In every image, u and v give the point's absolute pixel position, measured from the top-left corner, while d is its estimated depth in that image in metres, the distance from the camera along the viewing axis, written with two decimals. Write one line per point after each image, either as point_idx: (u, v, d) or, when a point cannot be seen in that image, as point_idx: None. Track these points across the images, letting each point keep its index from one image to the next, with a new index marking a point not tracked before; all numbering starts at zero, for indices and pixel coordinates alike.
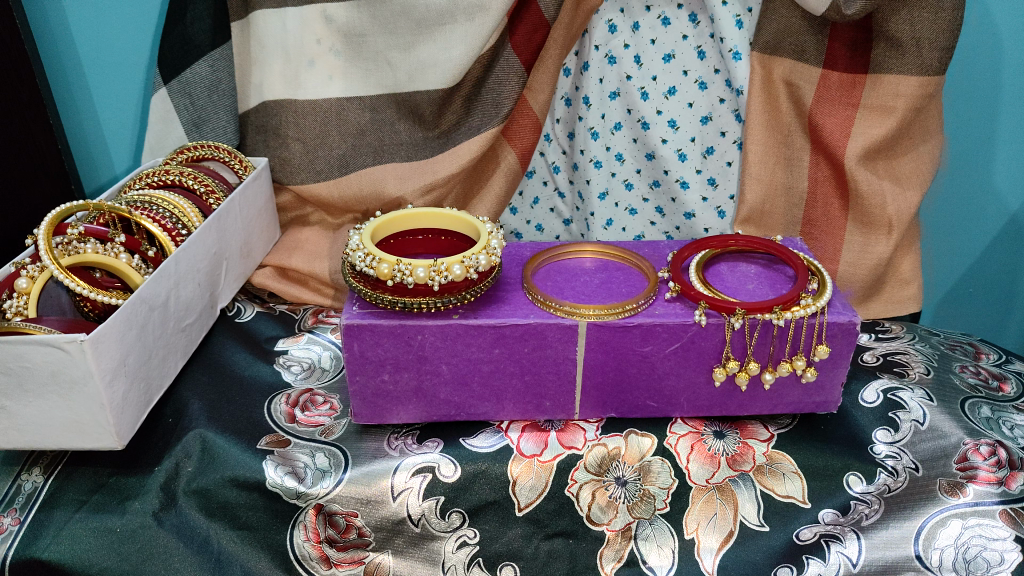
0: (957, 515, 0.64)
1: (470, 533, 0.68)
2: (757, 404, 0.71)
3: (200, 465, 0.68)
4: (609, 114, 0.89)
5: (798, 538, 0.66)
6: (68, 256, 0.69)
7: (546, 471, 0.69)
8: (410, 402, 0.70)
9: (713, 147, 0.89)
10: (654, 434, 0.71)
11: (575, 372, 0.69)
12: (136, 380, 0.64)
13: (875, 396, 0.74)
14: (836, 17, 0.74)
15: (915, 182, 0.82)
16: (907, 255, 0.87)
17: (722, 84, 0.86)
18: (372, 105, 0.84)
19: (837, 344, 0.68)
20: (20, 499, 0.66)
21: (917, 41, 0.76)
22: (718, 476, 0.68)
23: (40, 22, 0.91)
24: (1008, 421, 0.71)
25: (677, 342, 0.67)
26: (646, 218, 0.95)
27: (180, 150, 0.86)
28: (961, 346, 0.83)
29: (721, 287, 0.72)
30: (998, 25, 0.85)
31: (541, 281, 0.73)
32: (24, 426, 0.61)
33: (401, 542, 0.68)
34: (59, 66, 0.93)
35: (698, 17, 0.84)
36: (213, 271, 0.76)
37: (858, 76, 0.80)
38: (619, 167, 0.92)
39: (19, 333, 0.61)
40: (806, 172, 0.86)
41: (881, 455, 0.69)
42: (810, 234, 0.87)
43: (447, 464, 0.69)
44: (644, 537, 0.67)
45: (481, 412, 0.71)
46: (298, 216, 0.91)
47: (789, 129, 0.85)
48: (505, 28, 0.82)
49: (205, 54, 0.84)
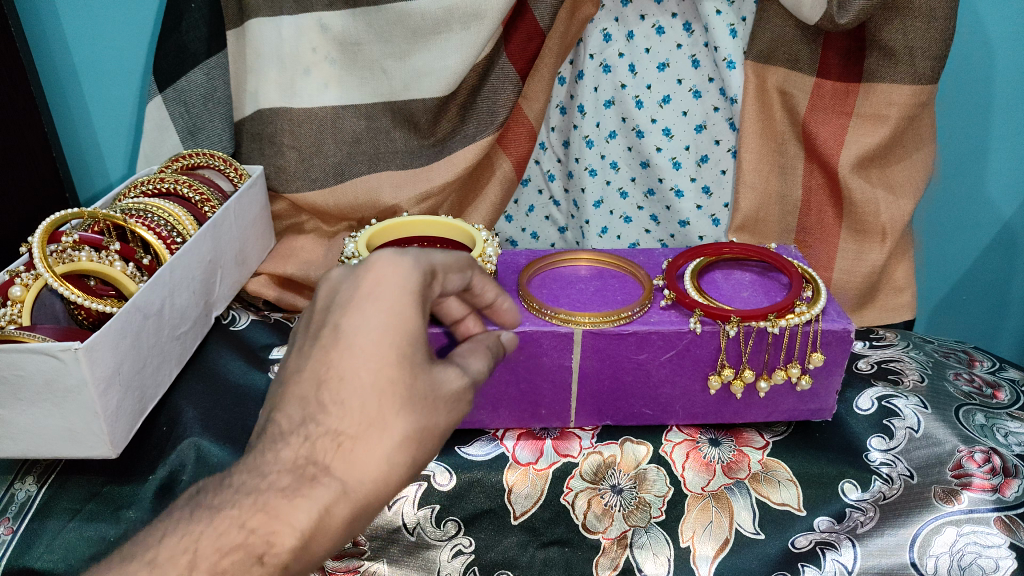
0: (952, 522, 0.63)
1: (466, 542, 0.68)
2: (752, 411, 0.72)
3: (195, 474, 0.68)
4: (603, 122, 0.90)
5: (794, 546, 0.66)
6: (63, 264, 0.69)
7: (549, 316, 0.66)
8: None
9: (708, 155, 0.90)
10: (649, 442, 0.71)
11: (570, 380, 0.69)
12: (130, 390, 0.64)
13: (870, 404, 0.74)
14: (829, 26, 0.75)
15: (909, 190, 0.83)
16: (901, 263, 0.87)
17: (716, 93, 0.87)
18: (367, 113, 0.85)
19: (832, 351, 0.68)
20: (13, 508, 0.65)
21: (910, 50, 0.75)
22: (714, 484, 0.68)
23: (34, 28, 0.90)
24: (1003, 428, 0.71)
25: (672, 349, 0.67)
26: (641, 226, 0.96)
27: (175, 158, 0.86)
28: (955, 353, 0.83)
29: (715, 295, 0.73)
30: (991, 35, 0.85)
31: (535, 290, 0.73)
32: (19, 434, 0.61)
33: (397, 551, 0.67)
34: (54, 75, 0.93)
35: (693, 26, 0.84)
36: (207, 279, 0.76)
37: (852, 84, 0.80)
38: (614, 175, 0.93)
39: (13, 341, 0.61)
40: (799, 180, 0.86)
41: (876, 463, 0.68)
42: (805, 242, 0.88)
43: (442, 472, 0.68)
44: (639, 545, 0.67)
45: (476, 420, 0.72)
46: (293, 224, 0.92)
47: (783, 137, 0.85)
48: (501, 36, 0.82)
49: (200, 62, 0.84)
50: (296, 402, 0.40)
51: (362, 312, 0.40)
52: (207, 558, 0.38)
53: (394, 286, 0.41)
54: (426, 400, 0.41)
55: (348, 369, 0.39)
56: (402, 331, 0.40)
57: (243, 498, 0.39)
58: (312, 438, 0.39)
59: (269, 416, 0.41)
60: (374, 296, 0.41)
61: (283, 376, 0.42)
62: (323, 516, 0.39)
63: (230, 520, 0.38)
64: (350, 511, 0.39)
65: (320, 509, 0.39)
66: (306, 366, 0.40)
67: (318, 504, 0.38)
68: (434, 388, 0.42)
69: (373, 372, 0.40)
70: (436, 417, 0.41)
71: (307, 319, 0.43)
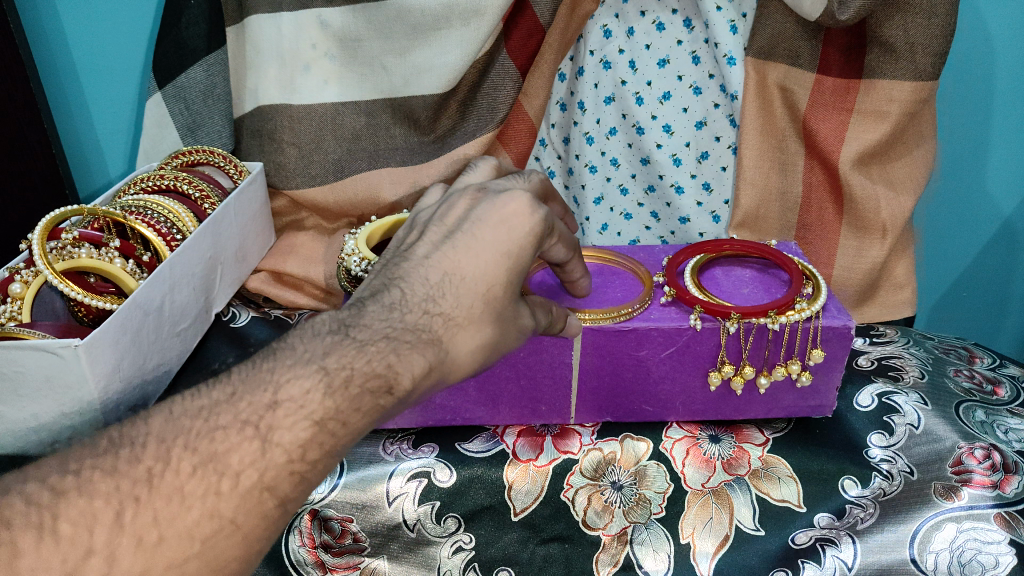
0: (952, 518, 0.63)
1: (466, 538, 0.67)
2: (752, 407, 0.72)
3: None
4: (603, 119, 0.90)
5: (794, 542, 0.65)
6: (63, 261, 0.69)
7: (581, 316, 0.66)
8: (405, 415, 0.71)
9: (708, 152, 0.90)
10: (649, 439, 0.71)
11: (571, 376, 0.69)
12: (130, 386, 0.64)
13: (870, 401, 0.74)
14: (830, 22, 0.74)
15: (910, 187, 0.83)
16: (901, 259, 0.87)
17: (717, 89, 0.87)
18: (367, 110, 0.84)
19: (832, 348, 0.68)
20: None
21: (911, 46, 0.75)
22: (714, 480, 0.68)
23: (33, 25, 0.90)
24: (1003, 425, 0.71)
25: (672, 346, 0.67)
26: (641, 222, 0.96)
27: (174, 154, 0.85)
28: (956, 350, 0.83)
29: (715, 291, 0.73)
30: (993, 31, 0.85)
31: (536, 286, 0.72)
32: (20, 431, 0.61)
33: (397, 548, 0.67)
34: (54, 71, 0.93)
35: (693, 22, 0.84)
36: (207, 275, 0.76)
37: (853, 81, 0.80)
38: (614, 171, 0.93)
39: (13, 338, 0.61)
40: (800, 177, 0.86)
41: (876, 459, 0.68)
42: (805, 239, 0.88)
43: (442, 468, 0.69)
44: (639, 541, 0.66)
45: (476, 417, 0.72)
46: (293, 220, 0.92)
47: (784, 133, 0.85)
48: (501, 32, 0.81)
49: (200, 58, 0.85)
50: (422, 281, 0.48)
51: (494, 232, 0.50)
52: (355, 377, 0.43)
53: (524, 228, 0.50)
54: (509, 321, 0.51)
55: (466, 277, 0.48)
56: (518, 264, 0.50)
57: (369, 347, 0.44)
58: (430, 315, 0.47)
59: (395, 281, 0.48)
60: (510, 225, 0.50)
61: (410, 256, 0.49)
62: (429, 372, 0.46)
63: (370, 351, 0.44)
64: (435, 376, 0.47)
65: (429, 365, 0.46)
66: (435, 255, 0.49)
67: (428, 361, 0.46)
68: (516, 318, 0.51)
69: (486, 284, 0.48)
70: (508, 338, 0.51)
71: (444, 216, 0.52)
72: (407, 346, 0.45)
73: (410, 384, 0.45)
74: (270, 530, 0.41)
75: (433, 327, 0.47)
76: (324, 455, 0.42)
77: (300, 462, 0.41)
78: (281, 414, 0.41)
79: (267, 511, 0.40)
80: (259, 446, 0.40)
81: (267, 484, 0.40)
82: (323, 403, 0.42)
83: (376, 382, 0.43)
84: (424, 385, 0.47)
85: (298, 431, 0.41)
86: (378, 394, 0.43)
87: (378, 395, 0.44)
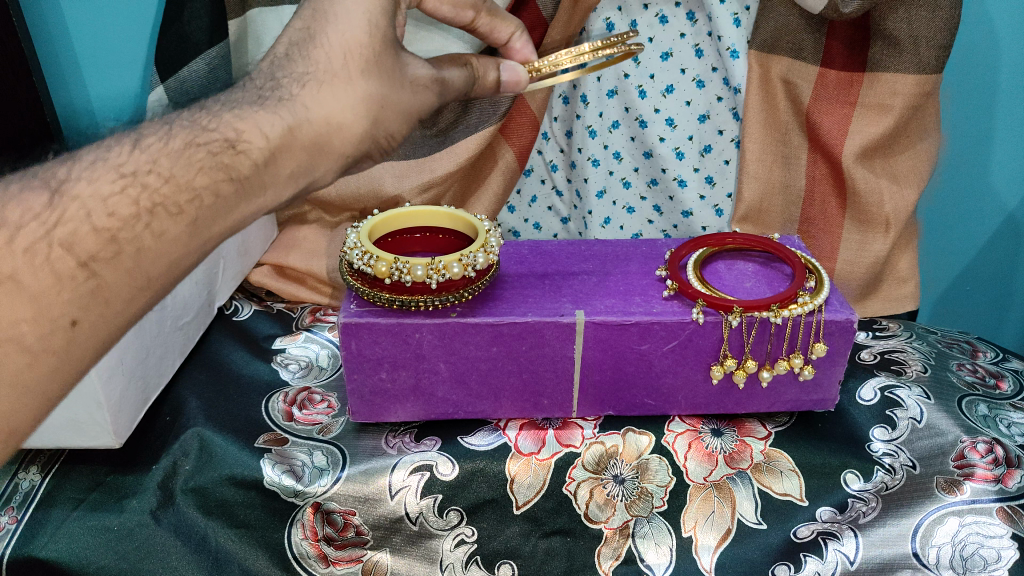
0: (954, 512, 0.62)
1: (468, 531, 0.68)
2: (755, 401, 0.71)
3: (197, 464, 0.68)
4: (607, 112, 0.90)
5: (796, 536, 0.65)
6: None
7: (528, 71, 0.61)
8: (384, 336, 0.66)
9: (712, 145, 0.90)
10: (652, 433, 0.71)
11: (573, 370, 0.69)
12: (133, 381, 0.69)
13: (873, 395, 0.74)
14: (834, 16, 0.74)
15: (913, 180, 0.82)
16: (905, 253, 0.87)
17: (720, 83, 0.87)
18: None
19: (836, 342, 0.68)
20: (17, 498, 0.65)
21: (915, 39, 0.75)
22: (717, 474, 0.68)
23: (38, 23, 0.91)
24: (1005, 419, 0.71)
25: (675, 340, 0.67)
26: (644, 216, 0.96)
27: None
28: (959, 344, 0.83)
29: (718, 286, 0.72)
30: (997, 23, 0.85)
31: (504, 257, 0.77)
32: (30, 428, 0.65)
33: (399, 541, 0.67)
34: (54, 61, 0.93)
35: (695, 15, 0.84)
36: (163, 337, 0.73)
37: (855, 74, 0.80)
38: (617, 165, 0.93)
39: None
40: (804, 170, 0.86)
41: (878, 453, 0.69)
42: (809, 232, 0.88)
43: (445, 462, 0.69)
44: (641, 535, 0.66)
45: (479, 411, 0.71)
46: (297, 214, 0.93)
47: (787, 127, 0.84)
48: None
49: (203, 52, 0.84)
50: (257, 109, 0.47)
51: None
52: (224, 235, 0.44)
53: None
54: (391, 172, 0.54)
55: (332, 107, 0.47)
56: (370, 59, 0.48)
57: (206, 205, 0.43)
58: (281, 84, 0.47)
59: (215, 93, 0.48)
60: (353, 10, 0.48)
61: None
62: (288, 134, 0.46)
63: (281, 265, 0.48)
64: (311, 140, 0.47)
65: (286, 126, 0.46)
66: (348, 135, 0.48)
67: (282, 122, 0.45)
68: (402, 75, 0.50)
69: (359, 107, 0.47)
70: (397, 96, 0.50)
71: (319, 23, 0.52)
72: (253, 108, 0.45)
73: (254, 163, 0.45)
74: (81, 294, 0.40)
75: (288, 89, 0.46)
76: (141, 211, 0.41)
77: (110, 218, 0.41)
78: (83, 169, 0.42)
79: (64, 269, 0.40)
80: (48, 199, 0.40)
81: (62, 241, 0.40)
82: (136, 157, 0.43)
83: (219, 144, 0.44)
84: (292, 162, 0.47)
85: (100, 185, 0.41)
86: (219, 152, 0.44)
87: (220, 156, 0.44)
